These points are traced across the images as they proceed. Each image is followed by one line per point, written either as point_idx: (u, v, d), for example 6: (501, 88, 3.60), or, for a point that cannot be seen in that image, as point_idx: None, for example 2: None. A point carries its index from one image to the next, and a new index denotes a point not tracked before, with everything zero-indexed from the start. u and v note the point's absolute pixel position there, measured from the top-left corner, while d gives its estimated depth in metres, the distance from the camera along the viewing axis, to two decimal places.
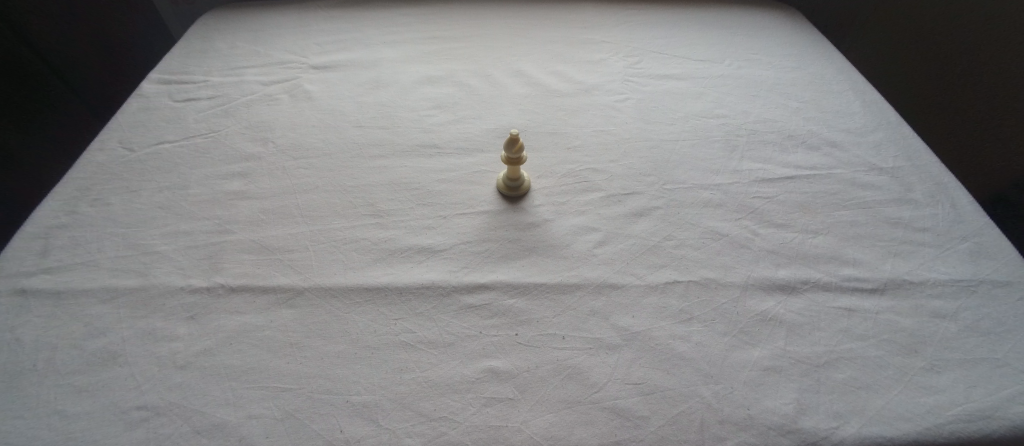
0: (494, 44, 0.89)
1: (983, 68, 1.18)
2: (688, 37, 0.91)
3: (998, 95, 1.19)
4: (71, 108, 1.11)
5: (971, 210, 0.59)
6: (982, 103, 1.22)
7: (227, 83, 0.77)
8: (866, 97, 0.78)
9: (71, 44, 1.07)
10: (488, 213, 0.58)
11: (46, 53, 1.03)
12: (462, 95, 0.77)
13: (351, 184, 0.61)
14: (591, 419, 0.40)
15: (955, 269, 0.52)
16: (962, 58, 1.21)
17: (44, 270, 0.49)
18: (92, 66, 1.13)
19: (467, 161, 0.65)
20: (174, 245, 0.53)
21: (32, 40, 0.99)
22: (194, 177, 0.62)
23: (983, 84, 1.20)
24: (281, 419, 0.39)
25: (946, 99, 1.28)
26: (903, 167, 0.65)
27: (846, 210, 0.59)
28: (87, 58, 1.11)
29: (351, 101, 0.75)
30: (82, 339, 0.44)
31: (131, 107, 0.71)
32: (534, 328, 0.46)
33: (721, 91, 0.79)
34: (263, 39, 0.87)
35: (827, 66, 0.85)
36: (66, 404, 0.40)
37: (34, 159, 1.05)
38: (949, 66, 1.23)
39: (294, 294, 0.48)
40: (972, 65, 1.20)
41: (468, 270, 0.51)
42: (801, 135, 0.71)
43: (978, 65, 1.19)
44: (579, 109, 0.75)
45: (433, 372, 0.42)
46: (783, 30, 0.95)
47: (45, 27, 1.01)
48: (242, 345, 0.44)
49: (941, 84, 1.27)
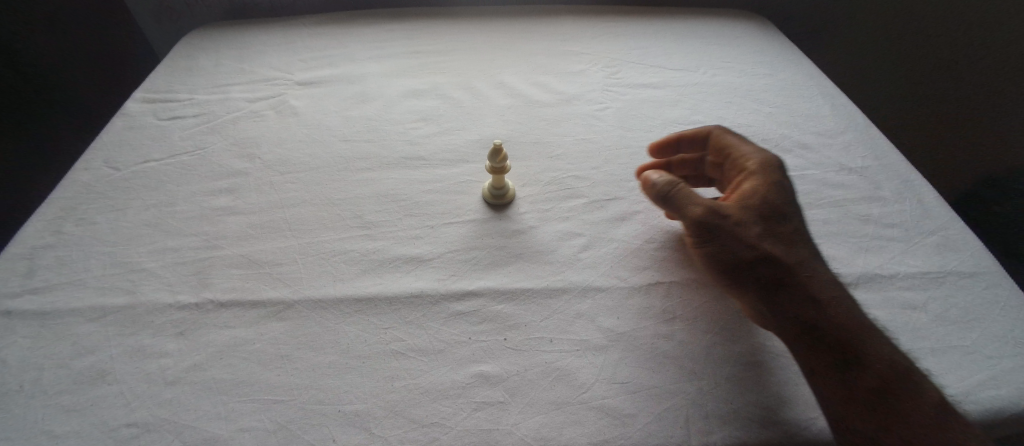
0: (476, 57, 0.91)
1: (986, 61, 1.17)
2: (664, 47, 0.94)
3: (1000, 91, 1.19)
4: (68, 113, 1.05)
5: (936, 205, 0.62)
6: (982, 97, 1.21)
7: (213, 101, 0.78)
8: (834, 101, 0.81)
9: (72, 48, 1.02)
10: (475, 221, 0.59)
11: (37, 55, 0.96)
12: (447, 107, 0.79)
13: (339, 197, 0.62)
14: (580, 419, 0.41)
15: (924, 261, 0.55)
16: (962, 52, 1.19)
17: (29, 291, 0.49)
18: (92, 73, 1.07)
19: (452, 172, 0.67)
20: (162, 261, 0.53)
21: (23, 40, 0.93)
22: (181, 194, 0.62)
23: (982, 81, 1.20)
24: (274, 431, 0.40)
25: (937, 93, 1.27)
26: (871, 166, 0.68)
27: (819, 209, 0.62)
28: (82, 61, 1.05)
29: (337, 116, 0.76)
30: (69, 358, 0.44)
31: (116, 126, 0.72)
32: (522, 332, 0.47)
33: (697, 99, 0.81)
34: (248, 56, 0.88)
35: (797, 72, 0.89)
36: (55, 424, 0.40)
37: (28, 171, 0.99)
38: (944, 60, 1.22)
39: (283, 307, 0.49)
40: (974, 61, 1.18)
41: (456, 278, 0.52)
42: (774, 138, 0.73)
43: (981, 60, 1.17)
44: (562, 118, 0.77)
45: (423, 379, 0.43)
46: (754, 38, 0.99)
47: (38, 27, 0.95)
48: (233, 359, 0.44)
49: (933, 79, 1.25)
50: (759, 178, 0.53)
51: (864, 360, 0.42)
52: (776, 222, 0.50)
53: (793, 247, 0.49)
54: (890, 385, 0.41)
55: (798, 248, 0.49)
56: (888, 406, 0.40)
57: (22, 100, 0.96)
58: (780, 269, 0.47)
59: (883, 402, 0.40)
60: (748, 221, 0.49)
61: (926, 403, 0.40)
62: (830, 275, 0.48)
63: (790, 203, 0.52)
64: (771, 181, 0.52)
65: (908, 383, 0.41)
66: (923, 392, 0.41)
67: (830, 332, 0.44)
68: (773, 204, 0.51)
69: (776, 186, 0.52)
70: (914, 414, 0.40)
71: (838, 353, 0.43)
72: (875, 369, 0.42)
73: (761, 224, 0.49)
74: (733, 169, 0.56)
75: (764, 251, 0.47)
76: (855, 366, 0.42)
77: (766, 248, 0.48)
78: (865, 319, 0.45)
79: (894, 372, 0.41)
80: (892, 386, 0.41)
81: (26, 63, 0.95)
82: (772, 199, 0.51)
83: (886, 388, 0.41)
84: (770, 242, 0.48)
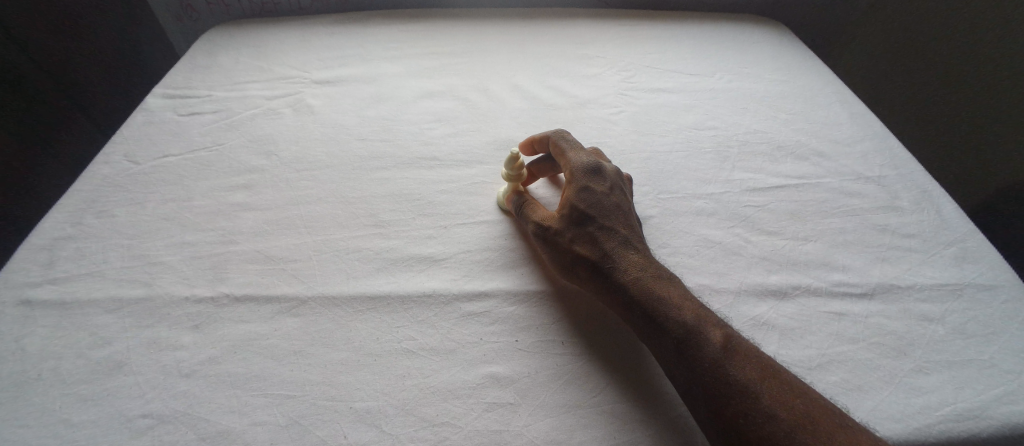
0: (491, 59, 0.91)
1: (1000, 66, 1.10)
2: (680, 51, 0.94)
3: (997, 91, 1.12)
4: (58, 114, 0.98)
5: (955, 216, 0.61)
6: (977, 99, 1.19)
7: (231, 98, 0.79)
8: (852, 109, 0.80)
9: (70, 43, 0.98)
10: (489, 222, 0.60)
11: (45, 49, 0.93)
12: (462, 109, 0.79)
13: (354, 195, 0.63)
14: (590, 423, 0.41)
15: (942, 273, 0.54)
16: (978, 55, 1.14)
17: (50, 281, 0.50)
18: (97, 68, 1.05)
19: (466, 173, 0.67)
20: (180, 255, 0.54)
21: (29, 33, 0.90)
22: (199, 189, 0.63)
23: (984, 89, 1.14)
24: (286, 425, 0.40)
25: (948, 99, 1.21)
26: (889, 176, 0.67)
27: (836, 217, 0.61)
28: (88, 57, 1.02)
29: (353, 115, 0.77)
30: (88, 347, 0.45)
31: (137, 121, 0.73)
32: (533, 334, 0.47)
33: (712, 104, 0.81)
34: (266, 54, 0.90)
35: (814, 79, 0.88)
36: (72, 413, 0.41)
37: (47, 171, 0.96)
38: (954, 64, 1.18)
39: (297, 303, 0.49)
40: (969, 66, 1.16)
41: (469, 278, 0.52)
42: (790, 145, 0.73)
43: (991, 63, 1.12)
44: (576, 121, 0.77)
45: (434, 378, 0.43)
46: (771, 44, 0.98)
47: (25, 20, 0.89)
48: (247, 353, 0.45)
49: (942, 85, 1.21)
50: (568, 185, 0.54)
51: (663, 324, 0.44)
52: (582, 216, 0.51)
53: (599, 234, 0.50)
54: (685, 343, 0.42)
55: (600, 233, 0.50)
56: (691, 366, 0.41)
57: (27, 96, 0.91)
58: (593, 266, 0.48)
59: (688, 363, 0.42)
60: (563, 228, 0.51)
61: (713, 353, 0.41)
62: (633, 247, 0.49)
63: (599, 188, 0.53)
64: (571, 180, 0.54)
65: (699, 336, 0.42)
66: (711, 345, 0.42)
67: (635, 308, 0.45)
68: (574, 199, 0.52)
69: (576, 180, 0.54)
70: (715, 367, 0.41)
71: (645, 323, 0.45)
72: (675, 333, 0.43)
73: (571, 226, 0.51)
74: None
75: (576, 254, 0.49)
76: (656, 332, 0.44)
77: (578, 250, 0.49)
78: (666, 285, 0.46)
79: (688, 328, 0.43)
80: (690, 343, 0.42)
81: (31, 58, 0.91)
82: (571, 196, 0.52)
83: (684, 347, 0.42)
84: (582, 240, 0.50)
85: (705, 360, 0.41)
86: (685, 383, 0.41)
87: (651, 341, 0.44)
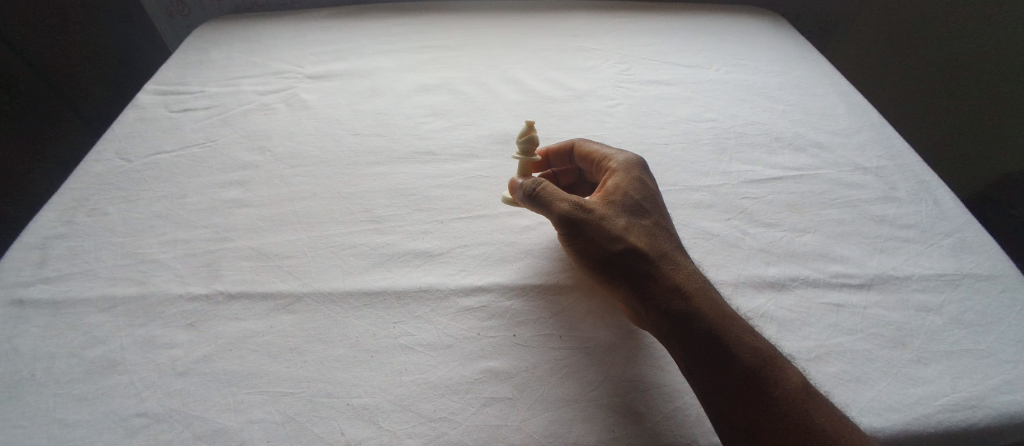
0: (488, 52, 0.90)
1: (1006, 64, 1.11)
2: (677, 43, 0.93)
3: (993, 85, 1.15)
4: (49, 112, 0.96)
5: (953, 207, 0.61)
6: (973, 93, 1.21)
7: (224, 94, 0.78)
8: (850, 99, 0.80)
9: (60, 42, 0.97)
10: (485, 217, 0.59)
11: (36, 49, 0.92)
12: (458, 102, 0.78)
13: (350, 191, 0.62)
14: (587, 416, 0.41)
15: (940, 263, 0.54)
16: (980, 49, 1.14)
17: (41, 280, 0.49)
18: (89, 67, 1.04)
19: (463, 167, 0.66)
20: (173, 253, 0.53)
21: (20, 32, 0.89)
22: (192, 186, 0.62)
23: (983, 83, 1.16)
24: (283, 422, 0.40)
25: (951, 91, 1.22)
26: (886, 166, 0.67)
27: (834, 209, 0.61)
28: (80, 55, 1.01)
29: (347, 110, 0.76)
30: (81, 347, 0.44)
31: (128, 117, 0.72)
32: (531, 329, 0.47)
33: (710, 96, 0.80)
34: (259, 49, 0.88)
35: (811, 70, 0.88)
36: (66, 412, 0.40)
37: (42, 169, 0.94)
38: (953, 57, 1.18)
39: (292, 299, 0.49)
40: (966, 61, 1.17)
41: (466, 273, 0.52)
42: (787, 137, 0.72)
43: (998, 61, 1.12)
44: (573, 114, 0.76)
45: (432, 374, 0.43)
46: (768, 35, 0.98)
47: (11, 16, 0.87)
48: (243, 351, 0.45)
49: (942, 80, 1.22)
50: (621, 176, 0.53)
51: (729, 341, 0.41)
52: (637, 207, 0.50)
53: (654, 231, 0.49)
54: (761, 371, 0.40)
55: (656, 231, 0.49)
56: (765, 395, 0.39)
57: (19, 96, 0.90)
58: (649, 260, 0.46)
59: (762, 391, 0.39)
60: (613, 213, 0.49)
61: (792, 389, 0.39)
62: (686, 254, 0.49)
63: (652, 190, 0.53)
64: (620, 170, 0.53)
65: (780, 369, 0.40)
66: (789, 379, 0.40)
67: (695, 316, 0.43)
68: (629, 190, 0.51)
69: (631, 174, 0.53)
70: (765, 382, 0.39)
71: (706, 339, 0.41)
72: (744, 356, 0.41)
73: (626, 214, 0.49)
74: (595, 163, 0.57)
75: (631, 243, 0.47)
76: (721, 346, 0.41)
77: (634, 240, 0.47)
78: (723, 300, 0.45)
79: (765, 357, 0.41)
80: (766, 370, 0.40)
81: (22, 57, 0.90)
82: (628, 188, 0.51)
83: (758, 373, 0.40)
84: (638, 231, 0.48)
85: (783, 393, 0.39)
86: (746, 399, 0.39)
87: (695, 349, 0.41)
